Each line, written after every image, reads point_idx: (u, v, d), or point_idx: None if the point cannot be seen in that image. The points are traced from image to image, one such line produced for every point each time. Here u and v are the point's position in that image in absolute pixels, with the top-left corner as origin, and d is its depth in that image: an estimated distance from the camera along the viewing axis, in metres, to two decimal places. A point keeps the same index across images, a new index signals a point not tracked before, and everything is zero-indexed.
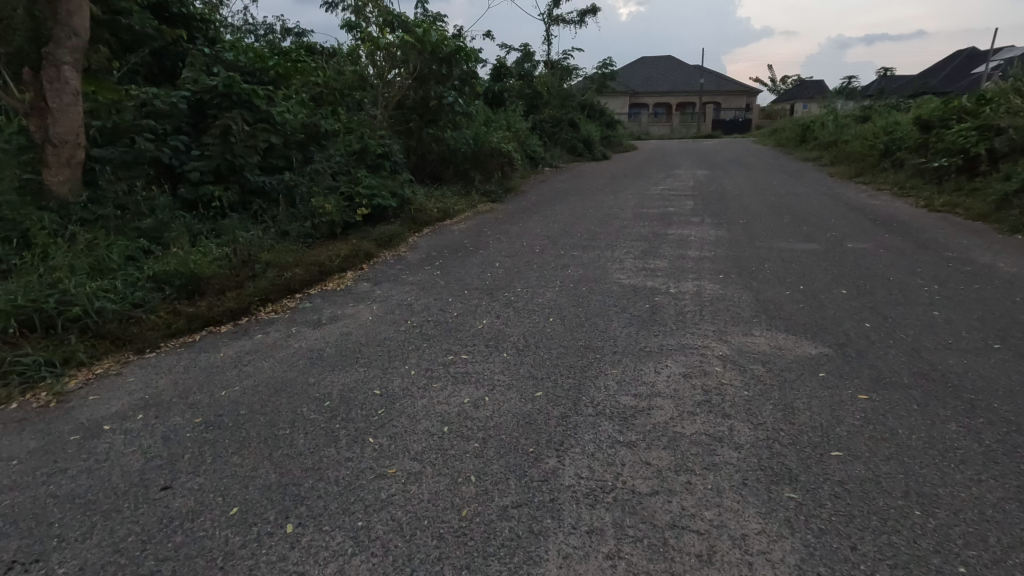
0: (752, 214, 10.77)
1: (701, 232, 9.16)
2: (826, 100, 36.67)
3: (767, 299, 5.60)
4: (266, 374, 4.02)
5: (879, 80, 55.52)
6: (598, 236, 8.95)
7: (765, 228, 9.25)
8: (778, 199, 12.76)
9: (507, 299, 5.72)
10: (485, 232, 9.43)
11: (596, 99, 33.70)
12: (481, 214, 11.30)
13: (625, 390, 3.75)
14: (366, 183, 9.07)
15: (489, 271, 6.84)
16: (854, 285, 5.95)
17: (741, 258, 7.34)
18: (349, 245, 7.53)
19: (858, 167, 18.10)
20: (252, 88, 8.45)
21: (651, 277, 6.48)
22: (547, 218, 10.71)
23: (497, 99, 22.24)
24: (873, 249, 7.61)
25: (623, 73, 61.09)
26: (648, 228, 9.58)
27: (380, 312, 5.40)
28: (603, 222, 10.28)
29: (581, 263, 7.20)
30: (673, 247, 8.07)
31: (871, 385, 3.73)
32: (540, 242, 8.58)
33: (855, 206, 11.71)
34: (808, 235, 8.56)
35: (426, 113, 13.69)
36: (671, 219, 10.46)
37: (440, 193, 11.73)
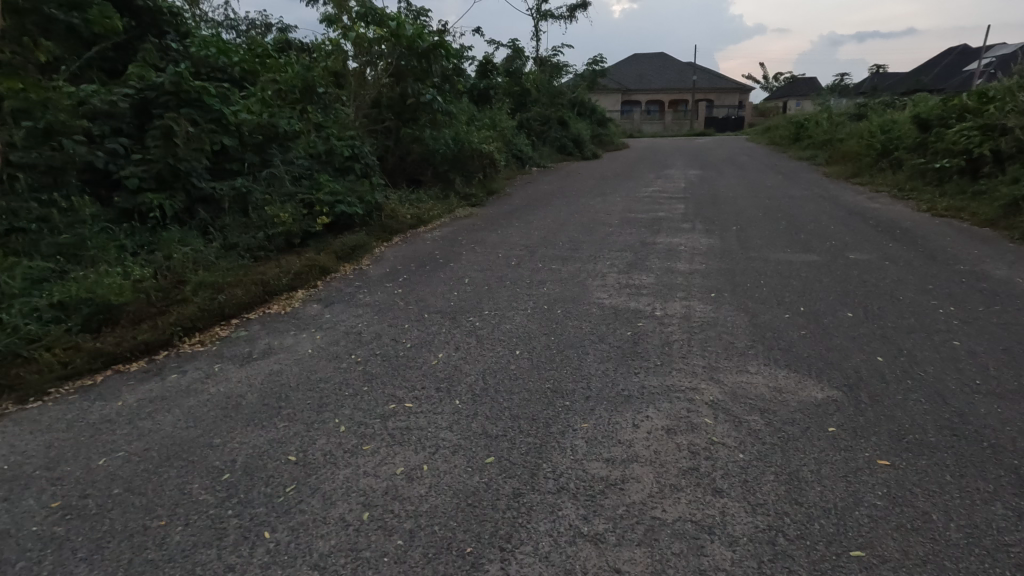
0: (747, 220, 10.14)
1: (692, 241, 8.51)
2: (821, 98, 36.17)
3: (764, 325, 4.95)
4: (159, 432, 3.32)
5: (872, 78, 55.19)
6: (580, 245, 8.30)
7: (761, 236, 8.59)
8: (773, 202, 12.13)
9: (471, 325, 5.06)
10: (459, 241, 8.76)
11: (588, 96, 33.05)
12: (459, 220, 10.61)
13: (594, 453, 3.10)
14: (329, 190, 8.36)
15: (456, 289, 6.17)
16: (861, 306, 5.32)
17: (734, 272, 6.69)
18: (304, 259, 6.83)
19: (855, 167, 17.53)
20: (201, 85, 7.71)
21: (634, 297, 5.82)
22: (528, 225, 10.05)
23: (483, 97, 21.51)
24: (878, 261, 6.99)
25: (615, 70, 60.41)
26: (635, 237, 8.93)
27: (323, 342, 4.72)
28: (588, 229, 9.61)
29: (558, 279, 6.54)
30: (660, 259, 7.42)
31: (892, 447, 3.09)
32: (518, 252, 7.91)
33: (854, 210, 11.10)
34: (806, 244, 7.93)
35: (404, 112, 12.96)
36: (660, 226, 9.81)
37: (416, 198, 11.05)
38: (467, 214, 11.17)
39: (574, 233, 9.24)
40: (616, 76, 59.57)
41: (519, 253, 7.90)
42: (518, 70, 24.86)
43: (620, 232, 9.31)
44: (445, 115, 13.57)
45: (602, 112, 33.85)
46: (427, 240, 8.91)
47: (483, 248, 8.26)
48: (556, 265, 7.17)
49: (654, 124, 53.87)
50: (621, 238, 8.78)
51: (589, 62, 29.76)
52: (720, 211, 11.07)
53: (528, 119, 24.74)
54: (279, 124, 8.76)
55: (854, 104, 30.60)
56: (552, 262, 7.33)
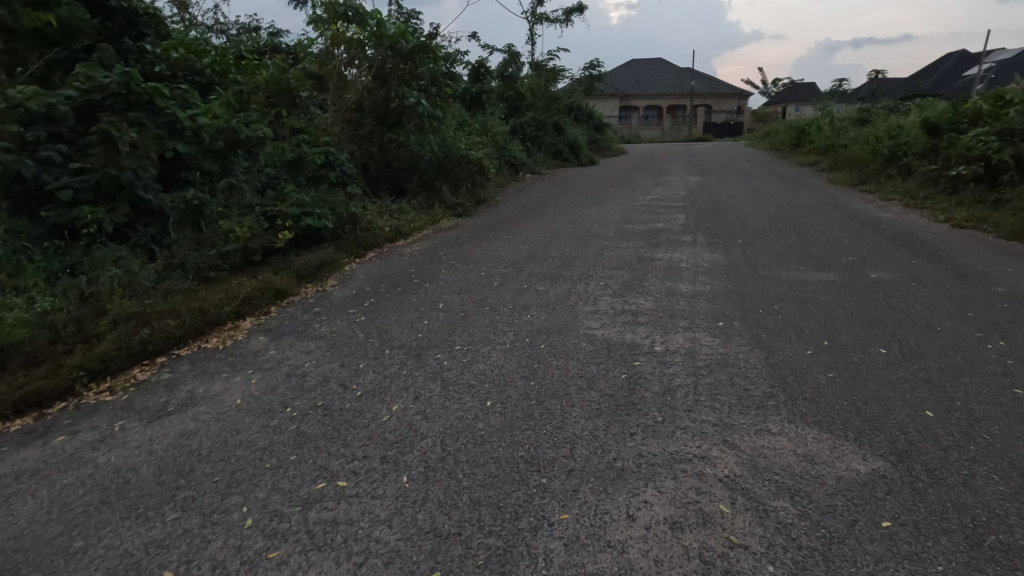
0: (752, 232, 9.41)
1: (694, 257, 7.77)
2: (822, 103, 35.61)
3: (782, 366, 4.20)
4: (11, 529, 2.57)
5: (871, 83, 54.81)
6: (572, 262, 7.56)
7: (769, 251, 7.86)
8: (779, 212, 11.41)
9: (438, 364, 4.31)
10: (439, 257, 8.03)
11: (584, 101, 32.39)
12: (443, 232, 9.88)
13: (576, 563, 2.36)
14: (296, 201, 7.62)
15: (427, 316, 5.42)
16: (894, 339, 4.57)
17: (743, 295, 5.94)
18: (260, 280, 6.08)
19: (861, 173, 16.86)
20: (151, 86, 6.95)
21: (629, 327, 5.08)
22: (517, 238, 9.32)
23: (475, 102, 20.83)
24: (903, 281, 6.26)
25: (612, 75, 59.89)
26: (632, 252, 8.19)
27: (259, 388, 3.95)
28: (581, 242, 8.88)
29: (545, 303, 5.79)
30: (659, 279, 6.68)
31: (970, 558, 2.35)
32: (502, 270, 7.18)
33: (867, 221, 10.39)
34: (820, 261, 7.19)
35: (387, 117, 12.23)
36: (660, 239, 9.08)
37: (398, 208, 10.32)
38: (452, 225, 10.44)
39: (566, 247, 8.51)
40: (613, 81, 59.04)
41: (504, 271, 7.17)
42: (512, 75, 24.19)
43: (616, 246, 8.58)
44: (431, 121, 12.86)
45: (599, 117, 33.19)
46: (405, 254, 8.19)
47: (465, 265, 7.53)
48: (543, 286, 6.43)
49: (652, 130, 53.30)
50: (616, 254, 8.04)
51: (586, 66, 29.13)
52: (724, 222, 10.34)
53: (522, 125, 24.06)
54: (242, 130, 8.02)
55: (855, 109, 30.00)
56: (539, 282, 6.59)
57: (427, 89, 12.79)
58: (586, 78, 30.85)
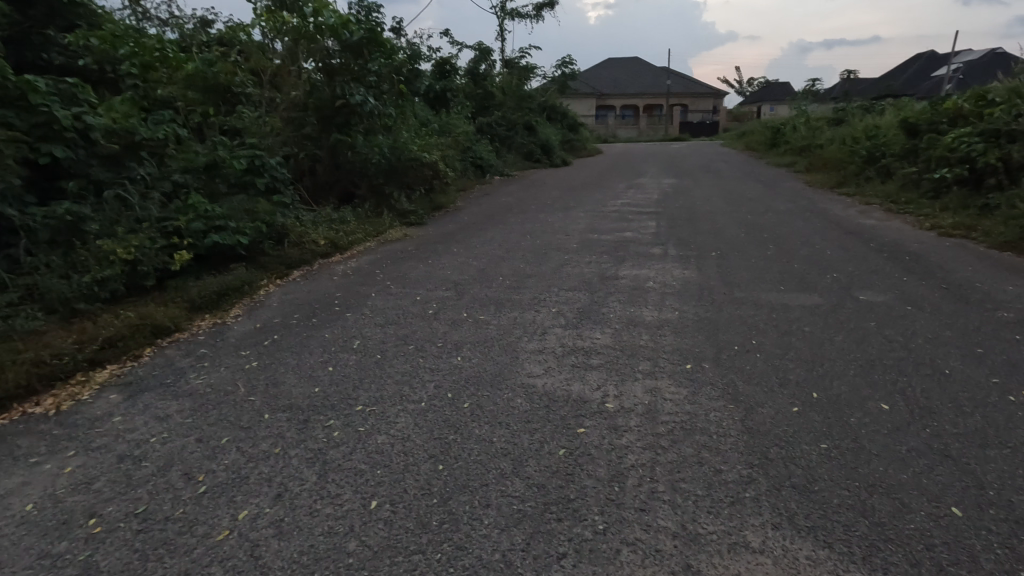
0: (727, 242, 8.61)
1: (663, 274, 6.90)
2: (797, 102, 35.29)
3: (763, 432, 3.31)
4: None
5: (843, 83, 55.11)
6: (524, 282, 6.63)
7: (745, 267, 7.05)
8: (756, 218, 10.66)
9: (324, 437, 3.33)
10: (375, 275, 7.02)
11: (558, 100, 31.58)
12: (388, 244, 8.88)
13: None
14: (202, 214, 6.55)
15: (336, 360, 4.45)
16: (898, 391, 3.74)
17: (716, 325, 5.09)
18: (139, 314, 5.05)
19: (839, 175, 16.26)
20: (18, 79, 5.83)
21: (578, 374, 4.16)
22: (469, 252, 8.34)
23: (440, 101, 19.84)
24: (897, 305, 5.47)
25: (589, 74, 59.30)
26: (594, 268, 7.29)
27: (70, 480, 2.97)
28: (539, 257, 7.94)
29: (482, 340, 4.84)
30: (621, 304, 5.79)
31: None
32: (442, 294, 6.22)
33: (849, 229, 9.66)
34: (803, 279, 6.40)
35: (332, 116, 11.16)
36: (627, 252, 8.21)
37: (338, 218, 9.27)
38: (400, 236, 9.43)
39: (520, 263, 7.57)
40: (590, 80, 58.44)
41: (445, 294, 6.21)
42: (481, 72, 23.24)
43: (577, 261, 7.70)
44: (383, 120, 11.82)
45: (573, 116, 32.44)
46: (337, 273, 7.17)
47: (402, 286, 6.54)
48: (486, 315, 5.47)
49: (629, 129, 52.80)
50: (576, 271, 7.14)
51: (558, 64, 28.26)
52: (697, 231, 9.54)
53: (491, 124, 23.10)
54: (143, 131, 6.93)
55: (831, 108, 29.66)
56: (482, 309, 5.67)
57: (378, 86, 11.75)
58: (560, 77, 30.04)
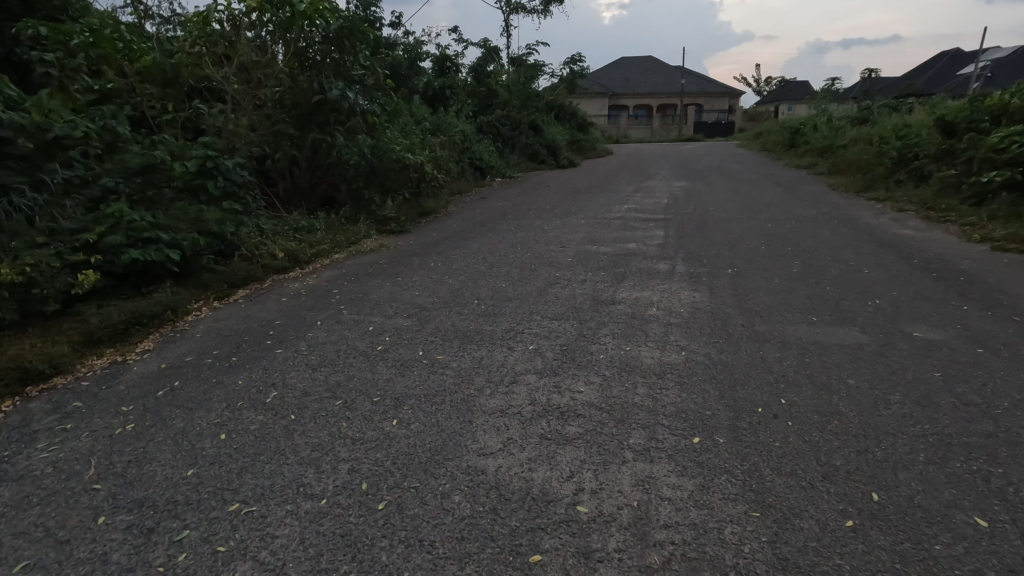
0: (744, 256, 7.50)
1: (670, 299, 5.80)
2: (817, 101, 33.79)
3: (804, 571, 2.25)
4: None
5: (864, 82, 53.36)
6: (502, 307, 5.58)
7: (767, 290, 5.94)
8: (777, 228, 9.51)
9: (166, 564, 2.32)
10: (330, 296, 6.02)
11: (567, 99, 30.52)
12: (358, 256, 7.88)
13: None
14: (126, 225, 5.61)
15: (235, 422, 3.45)
16: (992, 494, 2.65)
17: (733, 373, 4.01)
18: (12, 353, 4.09)
19: (866, 178, 14.97)
20: None
21: (546, 450, 3.11)
22: (447, 266, 7.31)
23: (439, 99, 18.84)
24: (962, 346, 4.35)
25: (601, 73, 58.06)
26: (587, 289, 6.23)
27: None
28: (526, 273, 6.90)
29: (432, 392, 3.80)
30: (614, 340, 4.71)
31: None
32: (400, 322, 5.20)
33: (885, 240, 8.48)
34: (839, 308, 5.28)
35: (310, 112, 10.22)
36: (629, 267, 7.13)
37: (306, 225, 8.30)
38: (374, 246, 8.43)
39: (502, 282, 6.53)
40: (602, 79, 57.23)
41: (403, 323, 5.17)
42: (485, 70, 22.25)
43: (569, 279, 6.63)
44: (366, 118, 10.87)
45: (582, 116, 31.33)
46: (288, 292, 6.18)
47: (357, 311, 5.52)
48: (444, 355, 4.42)
49: (641, 129, 51.46)
50: (565, 293, 6.07)
51: (566, 62, 27.13)
52: (710, 242, 8.42)
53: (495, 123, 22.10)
54: (68, 127, 6.02)
55: (854, 107, 28.22)
56: (443, 345, 4.63)
57: (363, 80, 10.81)
58: (569, 75, 28.93)
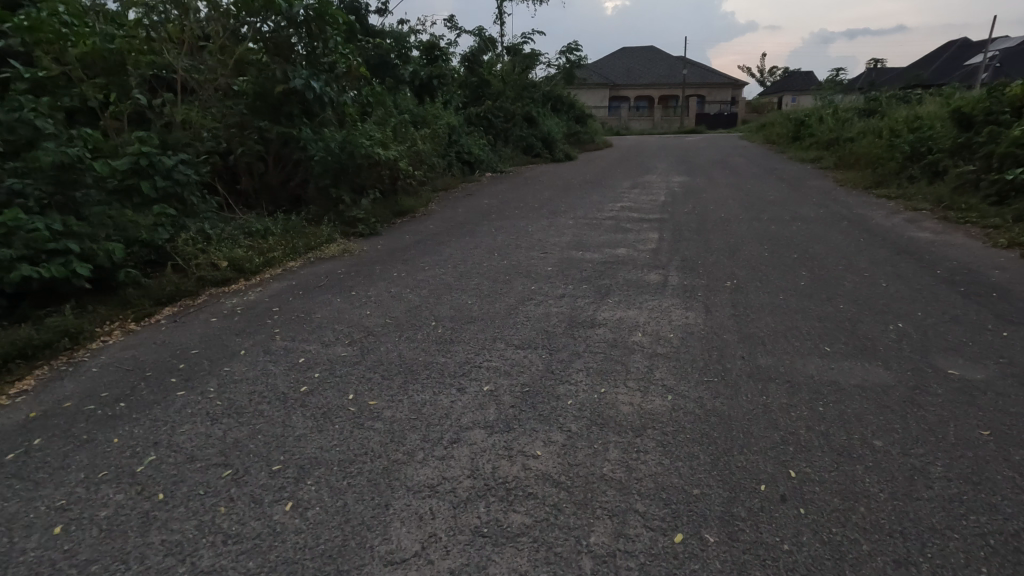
0: (746, 265, 6.70)
1: (658, 321, 5.01)
2: (823, 91, 32.76)
3: None
4: None
5: (871, 73, 52.16)
6: (462, 331, 4.81)
7: (771, 310, 5.14)
8: (782, 230, 8.69)
9: None
10: (268, 316, 5.25)
11: (565, 90, 29.62)
12: (315, 264, 7.09)
13: None
14: (26, 236, 4.88)
15: (88, 502, 2.70)
16: None
17: (730, 429, 3.22)
18: None
19: (877, 173, 14.10)
20: None
21: (476, 557, 2.34)
22: (412, 276, 6.53)
23: (427, 89, 17.98)
24: (1014, 392, 3.54)
25: (601, 63, 56.88)
26: (565, 306, 5.45)
27: None
28: (499, 286, 6.12)
29: (350, 456, 3.04)
30: (586, 376, 3.94)
31: None
32: (339, 351, 4.43)
33: (902, 245, 7.66)
34: (858, 336, 4.47)
35: (273, 104, 9.44)
36: (614, 279, 6.33)
37: (260, 229, 7.53)
38: (336, 251, 7.65)
39: (469, 297, 5.75)
40: (602, 70, 56.09)
41: (342, 353, 4.40)
42: (477, 59, 21.35)
43: (546, 293, 5.84)
44: (337, 109, 10.06)
45: (581, 107, 30.40)
46: (222, 310, 5.41)
47: (293, 335, 4.75)
48: (378, 400, 3.65)
49: (642, 121, 50.40)
50: (539, 311, 5.29)
51: (563, 51, 26.17)
52: (708, 247, 7.61)
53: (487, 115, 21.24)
54: None
55: (862, 98, 27.22)
56: (381, 384, 3.87)
57: (333, 68, 9.99)
58: (566, 65, 27.95)
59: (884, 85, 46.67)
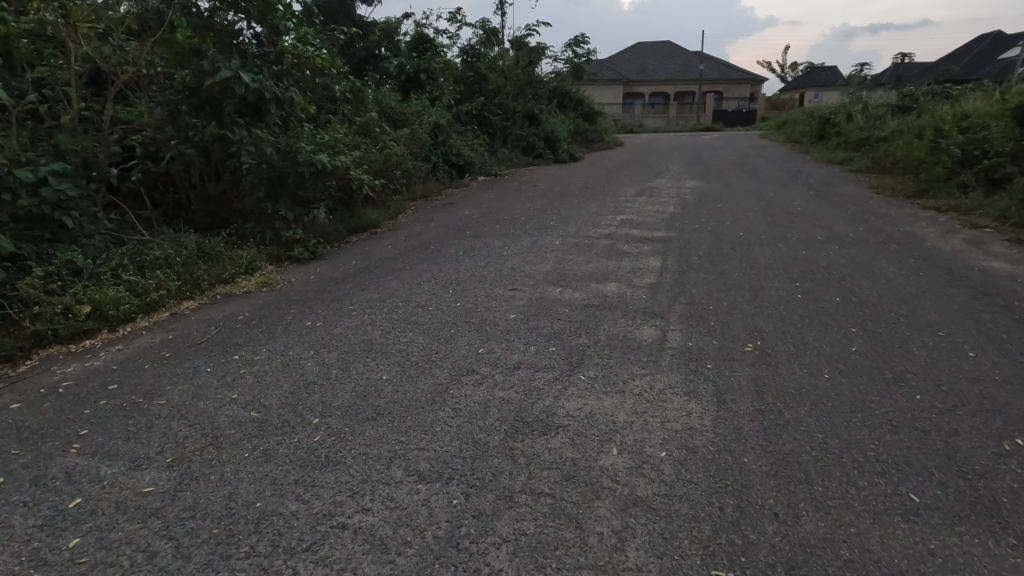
0: (774, 315, 5.04)
1: (643, 421, 3.40)
2: (850, 86, 30.63)
3: None
4: None
5: (898, 68, 49.58)
6: (351, 438, 3.25)
7: (814, 404, 3.50)
8: (816, 257, 6.98)
9: None
10: (95, 399, 3.74)
11: (573, 86, 27.88)
12: (218, 304, 5.60)
13: None
14: None
15: None
16: None
17: None
18: None
19: (919, 180, 12.27)
20: None
21: None
22: (328, 326, 5.00)
23: (415, 85, 16.49)
24: None
25: (615, 58, 54.93)
26: (516, 387, 3.87)
27: None
28: (437, 346, 4.55)
29: None
30: (511, 561, 2.36)
31: None
32: (149, 480, 2.90)
33: (974, 281, 5.93)
34: (960, 471, 2.82)
35: (202, 102, 7.97)
36: (594, 334, 4.74)
37: (159, 258, 6.07)
38: (255, 285, 6.16)
39: (387, 366, 4.20)
40: (616, 64, 54.15)
41: (147, 483, 2.87)
42: (475, 52, 19.81)
43: (497, 361, 4.26)
44: (284, 108, 8.59)
45: (590, 104, 28.65)
46: (40, 388, 3.92)
47: (99, 444, 3.23)
48: None
49: (657, 118, 48.38)
50: (475, 397, 3.72)
51: (571, 44, 24.53)
52: (722, 284, 5.96)
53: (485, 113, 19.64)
54: None
55: (894, 94, 25.12)
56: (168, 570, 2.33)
57: (280, 60, 8.52)
58: (574, 59, 26.25)
59: (912, 80, 44.17)
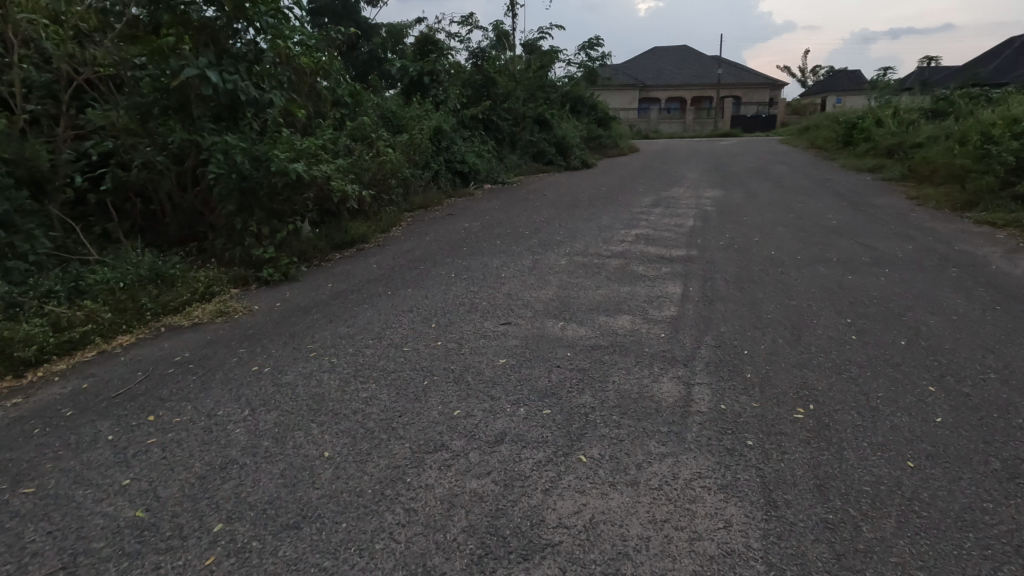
0: (826, 365, 4.05)
1: (663, 540, 2.46)
2: (877, 90, 29.35)
3: None
4: None
5: (925, 71, 47.99)
6: (257, 562, 2.36)
7: (902, 522, 2.53)
8: (864, 284, 5.97)
9: None
10: None
11: (588, 91, 27.00)
12: (158, 340, 4.78)
13: None
14: None
15: None
16: None
17: None
18: None
19: (966, 191, 11.13)
20: None
21: None
22: (278, 374, 4.12)
23: (419, 88, 15.70)
24: None
25: (631, 63, 53.97)
26: (494, 471, 2.96)
27: None
28: (403, 404, 3.65)
29: None
30: None
31: None
32: None
33: None
34: None
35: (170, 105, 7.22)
36: (599, 388, 3.82)
37: (99, 284, 5.28)
38: (208, 314, 5.32)
39: (335, 434, 3.30)
40: (631, 69, 53.17)
41: None
42: (484, 55, 19.02)
43: (474, 430, 3.34)
44: (265, 112, 7.81)
45: (605, 109, 27.73)
46: None
47: None
48: None
49: (673, 123, 47.27)
50: (439, 489, 2.80)
51: (585, 47, 23.66)
52: (758, 320, 4.97)
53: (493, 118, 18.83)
54: None
55: (925, 98, 23.84)
56: None
57: (260, 59, 7.74)
58: (588, 62, 25.39)
59: (940, 84, 42.61)
